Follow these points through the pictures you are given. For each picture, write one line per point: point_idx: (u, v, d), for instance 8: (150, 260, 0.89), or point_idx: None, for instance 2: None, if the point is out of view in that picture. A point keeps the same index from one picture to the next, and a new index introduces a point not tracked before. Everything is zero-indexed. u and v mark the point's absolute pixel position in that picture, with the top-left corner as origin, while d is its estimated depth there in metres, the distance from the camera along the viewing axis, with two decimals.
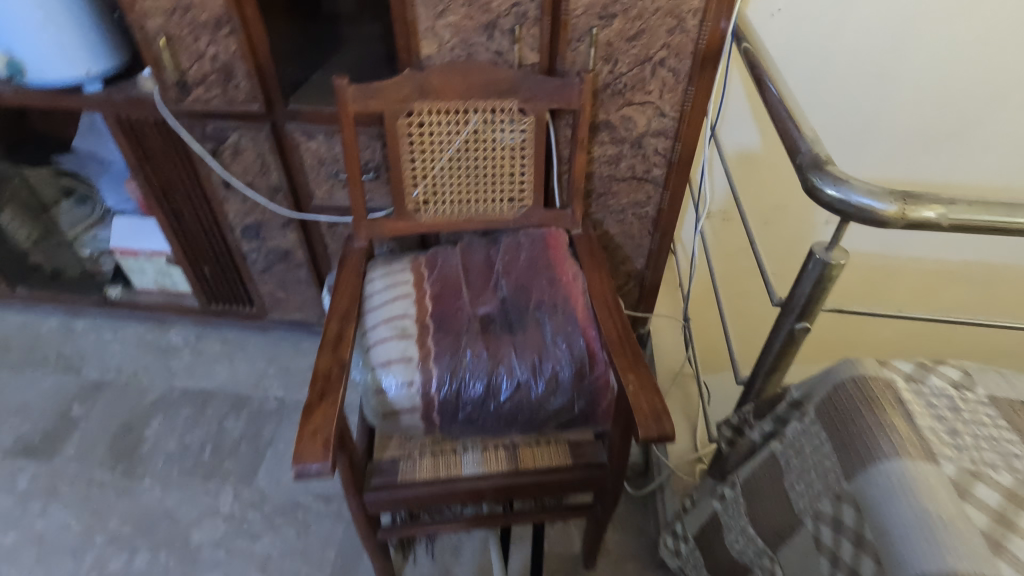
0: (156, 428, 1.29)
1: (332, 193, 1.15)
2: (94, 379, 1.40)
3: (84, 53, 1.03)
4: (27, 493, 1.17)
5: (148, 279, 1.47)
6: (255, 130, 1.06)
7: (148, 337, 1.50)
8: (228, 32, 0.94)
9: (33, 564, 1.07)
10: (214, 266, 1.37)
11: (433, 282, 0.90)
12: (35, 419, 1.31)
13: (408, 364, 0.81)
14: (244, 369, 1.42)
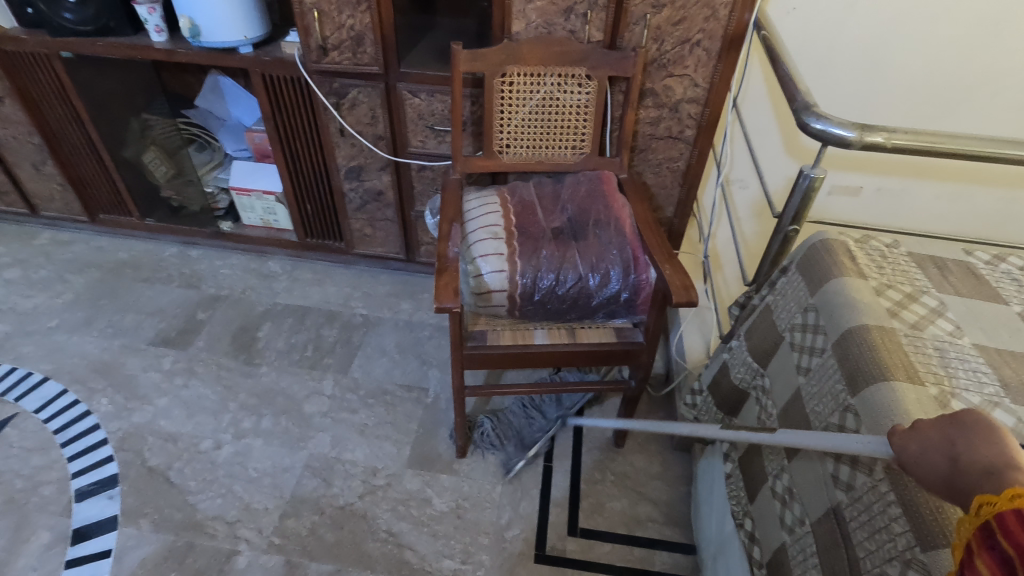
0: (267, 331, 1.58)
1: (426, 142, 1.43)
2: (211, 293, 1.69)
3: (246, 22, 1.33)
4: (171, 371, 1.46)
5: (256, 216, 1.77)
6: (372, 87, 1.35)
7: (252, 264, 1.79)
8: (364, 9, 1.23)
9: (183, 420, 1.35)
10: (315, 204, 1.66)
11: (515, 203, 1.18)
12: (169, 319, 1.60)
13: (500, 257, 1.08)
14: (333, 291, 1.71)
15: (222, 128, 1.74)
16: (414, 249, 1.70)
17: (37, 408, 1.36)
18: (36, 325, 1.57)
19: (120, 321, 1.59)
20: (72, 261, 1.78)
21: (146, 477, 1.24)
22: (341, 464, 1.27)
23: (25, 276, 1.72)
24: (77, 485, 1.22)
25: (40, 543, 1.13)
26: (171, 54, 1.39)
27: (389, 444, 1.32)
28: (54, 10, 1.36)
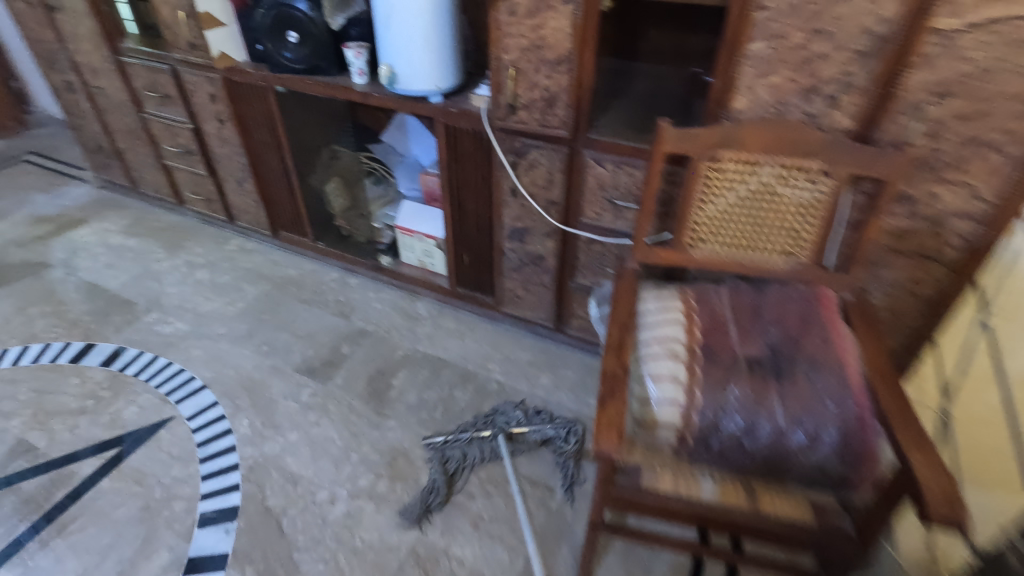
0: (402, 380, 1.53)
1: (601, 216, 1.28)
2: (359, 326, 1.69)
3: (441, 73, 1.31)
4: (308, 404, 1.46)
5: (414, 256, 1.75)
6: (555, 150, 1.23)
7: (401, 303, 1.77)
8: (565, 69, 1.11)
9: (306, 460, 1.33)
10: (473, 257, 1.59)
11: (702, 315, 0.97)
12: (316, 346, 1.63)
13: (677, 384, 0.87)
14: (473, 349, 1.62)
15: (400, 165, 1.75)
16: (565, 320, 1.55)
17: (190, 416, 1.43)
18: (208, 329, 1.69)
19: (275, 340, 1.64)
20: (250, 271, 1.91)
21: (261, 518, 1.21)
22: (458, 493, 1.27)
23: (211, 279, 1.88)
24: (203, 508, 1.23)
25: (159, 564, 1.14)
26: (366, 96, 1.40)
27: (503, 498, 1.25)
28: (278, 49, 1.47)
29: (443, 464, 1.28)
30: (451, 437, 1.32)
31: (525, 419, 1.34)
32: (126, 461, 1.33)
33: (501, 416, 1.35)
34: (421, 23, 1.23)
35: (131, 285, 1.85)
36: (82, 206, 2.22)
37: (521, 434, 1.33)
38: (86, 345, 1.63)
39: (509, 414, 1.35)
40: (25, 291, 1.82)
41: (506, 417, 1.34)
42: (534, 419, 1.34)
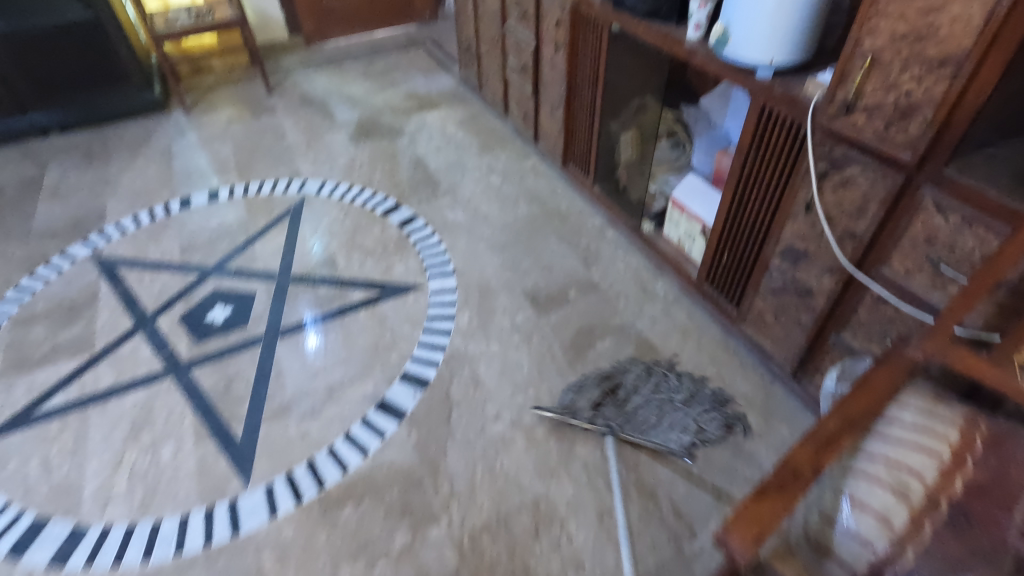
0: (605, 346, 1.51)
1: (910, 274, 0.98)
2: (593, 279, 1.70)
3: (780, 46, 1.10)
4: (518, 328, 1.56)
5: (676, 233, 1.63)
6: (883, 174, 0.95)
7: (643, 275, 1.70)
8: (945, 74, 0.82)
9: (494, 373, 1.45)
10: (733, 259, 1.40)
11: (982, 464, 0.67)
12: (550, 280, 1.71)
13: (882, 526, 0.66)
14: (689, 350, 1.48)
15: (704, 134, 1.62)
16: (807, 370, 1.29)
17: (433, 292, 1.68)
18: (477, 228, 1.91)
19: (521, 260, 1.77)
20: (530, 191, 2.06)
21: (438, 401, 1.39)
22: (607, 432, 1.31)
23: (499, 187, 2.09)
24: (409, 368, 1.47)
25: (364, 391, 1.42)
26: (690, 54, 1.29)
27: (665, 465, 1.25)
28: None
29: (575, 409, 1.33)
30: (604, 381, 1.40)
31: (666, 383, 1.39)
32: (380, 305, 1.64)
33: (646, 376, 1.40)
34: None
35: (444, 169, 2.19)
36: (441, 93, 2.66)
37: (662, 401, 1.34)
38: (395, 205, 2.02)
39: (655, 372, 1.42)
40: (380, 148, 2.32)
41: (650, 376, 1.40)
42: (678, 384, 1.38)
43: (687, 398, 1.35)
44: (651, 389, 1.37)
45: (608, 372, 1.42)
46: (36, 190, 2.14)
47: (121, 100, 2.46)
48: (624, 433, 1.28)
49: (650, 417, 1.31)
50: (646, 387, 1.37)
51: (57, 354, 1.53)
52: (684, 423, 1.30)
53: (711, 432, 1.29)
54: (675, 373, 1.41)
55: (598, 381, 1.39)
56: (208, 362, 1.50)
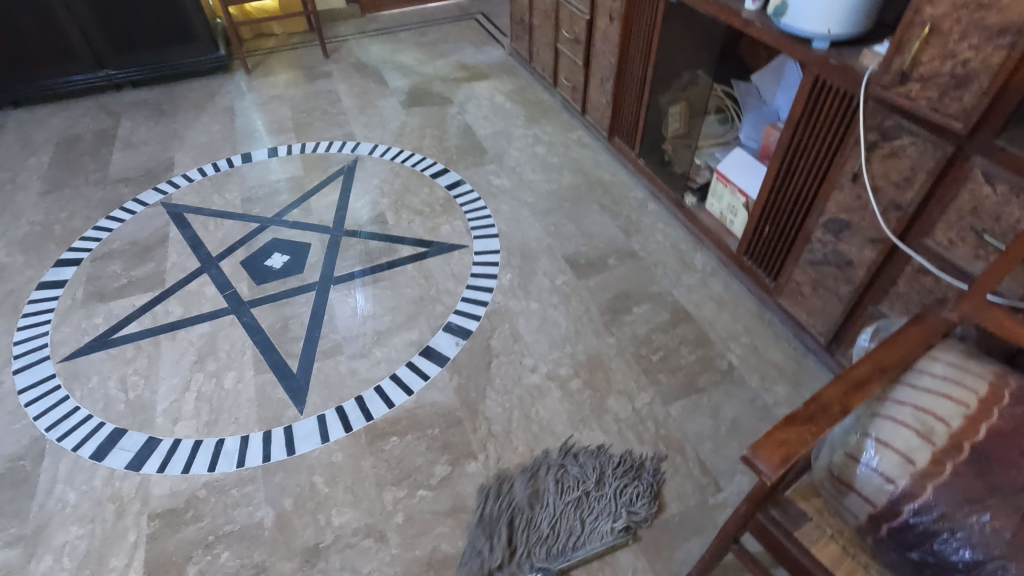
0: (642, 311, 1.55)
1: (952, 245, 1.00)
2: (633, 248, 1.74)
3: (838, 18, 1.11)
4: (558, 290, 1.62)
5: (718, 206, 1.66)
6: (933, 144, 0.97)
7: (683, 246, 1.73)
8: (1004, 43, 0.83)
9: (532, 330, 1.52)
10: (774, 231, 1.43)
11: (1008, 415, 0.71)
12: (590, 247, 1.75)
13: (905, 464, 0.70)
14: (724, 320, 1.52)
15: (753, 110, 1.64)
16: (841, 343, 1.32)
17: (477, 251, 1.75)
18: (521, 194, 1.96)
19: (562, 226, 1.83)
20: (575, 162, 2.09)
21: (478, 352, 1.46)
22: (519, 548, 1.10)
23: (544, 156, 2.14)
24: (452, 320, 1.55)
25: (410, 338, 1.50)
26: (747, 24, 1.31)
27: (694, 423, 1.30)
28: None
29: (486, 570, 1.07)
30: (503, 484, 1.20)
31: (562, 475, 1.21)
32: (426, 261, 1.72)
33: (529, 492, 1.18)
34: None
35: (491, 138, 2.24)
36: (491, 64, 2.71)
37: (563, 507, 1.15)
38: (443, 169, 2.09)
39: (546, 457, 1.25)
40: (430, 115, 2.38)
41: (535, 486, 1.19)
42: (569, 477, 1.20)
43: (589, 477, 1.20)
44: (547, 501, 1.17)
45: (492, 517, 1.14)
46: (112, 140, 2.28)
47: (188, 59, 2.58)
48: (560, 564, 1.08)
49: (565, 533, 1.12)
50: (536, 512, 1.15)
51: (132, 287, 1.66)
52: (599, 513, 1.14)
53: (638, 492, 1.17)
54: (556, 468, 1.22)
55: (491, 522, 1.14)
56: (267, 303, 1.61)
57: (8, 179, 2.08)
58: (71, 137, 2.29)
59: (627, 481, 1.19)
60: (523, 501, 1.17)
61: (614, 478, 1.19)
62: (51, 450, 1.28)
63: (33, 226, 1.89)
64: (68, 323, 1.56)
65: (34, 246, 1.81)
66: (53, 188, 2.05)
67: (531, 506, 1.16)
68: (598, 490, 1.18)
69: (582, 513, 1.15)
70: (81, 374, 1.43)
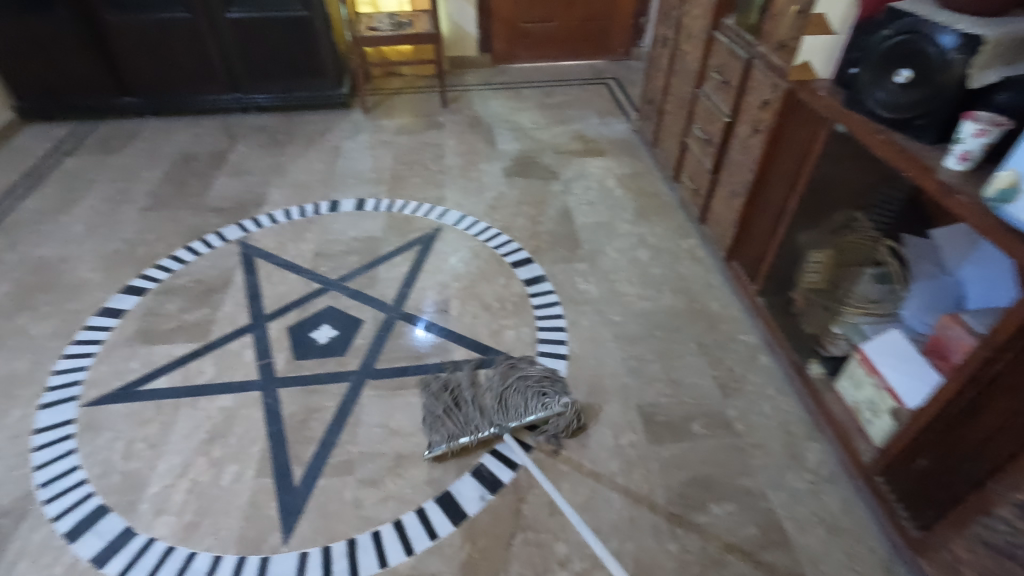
0: (722, 514, 1.20)
1: None
2: (728, 416, 1.39)
3: None
4: (621, 453, 1.31)
5: (854, 394, 1.27)
6: None
7: (795, 430, 1.35)
8: None
9: (576, 502, 1.22)
10: (933, 469, 1.03)
11: None
12: (674, 400, 1.42)
13: None
14: (835, 561, 1.12)
15: (927, 279, 1.23)
16: None
17: None
18: (608, 308, 1.68)
19: (646, 363, 1.52)
20: (680, 280, 1.77)
21: (503, 516, 1.20)
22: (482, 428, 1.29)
23: (645, 264, 1.84)
24: (484, 461, 1.29)
25: (430, 474, 1.27)
26: (944, 190, 0.95)
27: None
28: (871, 84, 1.11)
29: (444, 410, 1.33)
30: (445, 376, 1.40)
31: (523, 367, 1.41)
32: None
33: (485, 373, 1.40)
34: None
35: (590, 229, 1.98)
36: (612, 140, 2.47)
37: (521, 381, 1.37)
38: (527, 258, 1.86)
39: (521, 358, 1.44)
40: (530, 189, 2.18)
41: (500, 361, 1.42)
42: (534, 369, 1.40)
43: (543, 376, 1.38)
44: (509, 374, 1.38)
45: (445, 390, 1.37)
46: (222, 164, 2.33)
47: (314, 92, 2.62)
48: (511, 423, 1.30)
49: (514, 401, 1.33)
50: (490, 380, 1.37)
51: (179, 334, 1.60)
52: (554, 399, 1.32)
53: (556, 392, 1.35)
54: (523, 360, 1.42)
55: (438, 396, 1.36)
56: (297, 385, 1.46)
57: (121, 189, 2.16)
58: (188, 155, 2.37)
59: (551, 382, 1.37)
60: (474, 387, 1.37)
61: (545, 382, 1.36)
62: (33, 515, 1.19)
63: (121, 242, 1.92)
64: (107, 362, 1.52)
65: (113, 265, 1.83)
66: (154, 206, 2.09)
67: (490, 398, 1.34)
68: (519, 374, 1.39)
69: (508, 387, 1.36)
70: (95, 426, 1.36)
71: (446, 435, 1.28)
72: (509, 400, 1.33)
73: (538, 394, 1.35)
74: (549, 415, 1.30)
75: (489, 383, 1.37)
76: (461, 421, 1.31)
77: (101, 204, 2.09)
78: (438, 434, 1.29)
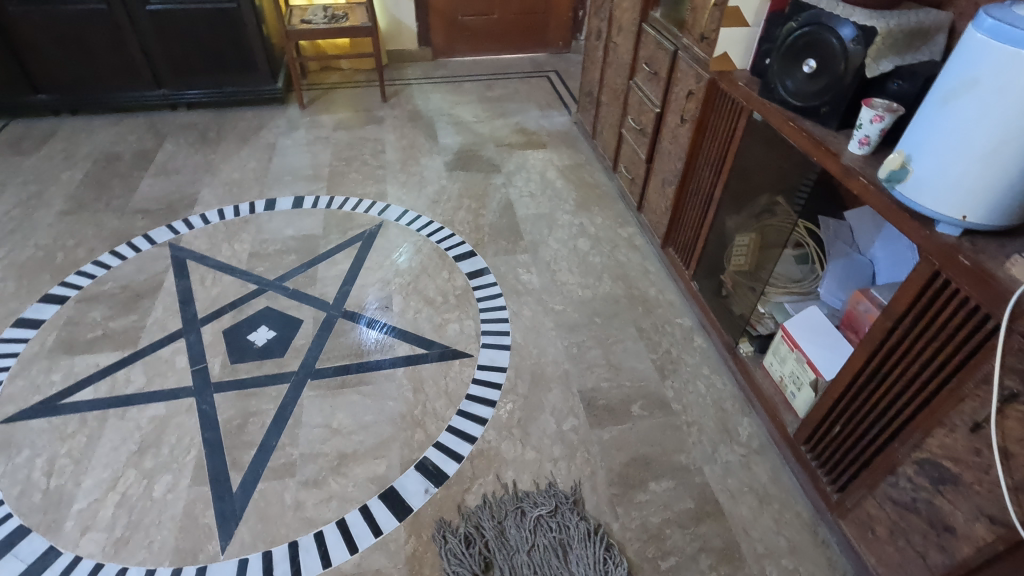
0: (660, 490, 1.25)
1: None
2: (665, 396, 1.44)
3: (984, 200, 0.81)
4: (563, 438, 1.34)
5: (779, 370, 1.33)
6: None
7: (727, 406, 1.41)
8: None
9: (521, 488, 1.24)
10: (845, 435, 1.10)
11: None
12: (614, 384, 1.46)
13: None
14: (765, 527, 1.19)
15: (842, 258, 1.32)
16: None
17: (481, 365, 1.50)
18: (550, 298, 1.70)
19: (587, 350, 1.55)
20: (619, 267, 1.82)
21: (449, 508, 1.20)
22: None
23: (585, 253, 1.87)
24: (428, 454, 1.30)
25: (374, 471, 1.27)
26: (847, 173, 1.01)
27: None
28: (782, 74, 1.17)
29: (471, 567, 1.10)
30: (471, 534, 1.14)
31: (564, 518, 1.18)
32: (420, 367, 1.49)
33: (517, 523, 1.16)
34: (1018, 99, 0.73)
35: (532, 221, 2.00)
36: (552, 133, 2.49)
37: (568, 548, 1.12)
38: (469, 252, 1.86)
39: (559, 504, 1.20)
40: (472, 183, 2.18)
41: (535, 516, 1.17)
42: (582, 528, 1.16)
43: (591, 537, 1.14)
44: (553, 546, 1.13)
45: (472, 559, 1.11)
46: (148, 164, 2.22)
47: (246, 88, 2.53)
48: None
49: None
50: (521, 539, 1.14)
51: (105, 342, 1.52)
52: (605, 555, 1.12)
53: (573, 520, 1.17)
54: (564, 506, 1.19)
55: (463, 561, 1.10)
56: (234, 390, 1.42)
57: (36, 193, 2.03)
58: (111, 155, 2.25)
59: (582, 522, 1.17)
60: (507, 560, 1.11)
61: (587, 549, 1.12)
62: None
63: (37, 249, 1.80)
64: (24, 376, 1.43)
65: (29, 273, 1.72)
66: (73, 209, 1.98)
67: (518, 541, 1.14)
68: (556, 532, 1.15)
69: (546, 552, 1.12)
70: (12, 444, 1.28)
71: None
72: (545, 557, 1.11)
73: (569, 536, 1.15)
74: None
75: (525, 551, 1.12)
76: None
77: (14, 208, 1.96)
78: None
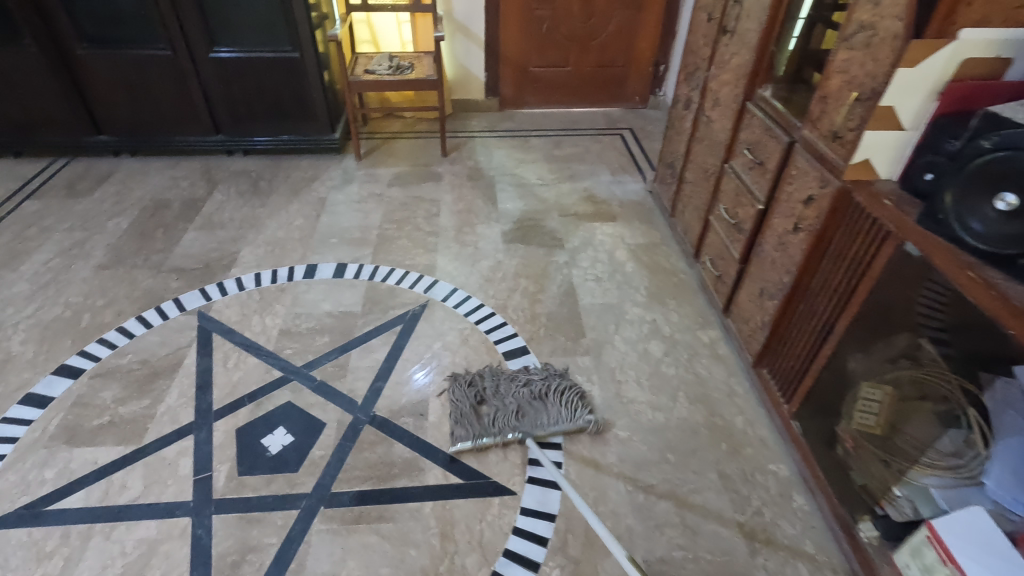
0: None
1: None
2: None
3: None
4: None
5: None
6: None
7: None
8: None
9: None
10: None
11: None
12: (689, 556, 1.16)
13: None
14: None
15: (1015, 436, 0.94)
16: None
17: (526, 509, 1.24)
18: (613, 419, 1.43)
19: (656, 499, 1.26)
20: (698, 384, 1.52)
21: None
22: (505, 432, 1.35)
23: (658, 361, 1.59)
24: None
25: None
26: None
27: None
28: (959, 210, 0.87)
29: (471, 410, 1.40)
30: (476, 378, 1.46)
31: (551, 380, 1.45)
32: (452, 504, 1.24)
33: (513, 376, 1.46)
34: None
35: (596, 313, 1.74)
36: (625, 203, 2.24)
37: (551, 402, 1.40)
38: (522, 347, 1.62)
39: (549, 380, 1.45)
40: (531, 258, 1.95)
41: (526, 376, 1.45)
42: (566, 392, 1.42)
43: (571, 402, 1.40)
44: (537, 398, 1.41)
45: (471, 390, 1.43)
46: (194, 214, 2.12)
47: (304, 136, 2.43)
48: (536, 430, 1.35)
49: (536, 414, 1.38)
50: (512, 391, 1.42)
51: (109, 432, 1.36)
52: (579, 414, 1.38)
53: (559, 384, 1.43)
54: (551, 369, 1.47)
55: (465, 391, 1.43)
56: (236, 511, 1.22)
57: (79, 242, 1.96)
58: (160, 203, 2.17)
59: (569, 392, 1.42)
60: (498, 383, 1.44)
61: (562, 390, 1.43)
62: None
63: (66, 308, 1.70)
64: (17, 468, 1.28)
65: (51, 337, 1.60)
66: (111, 263, 1.88)
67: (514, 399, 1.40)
68: (545, 392, 1.42)
69: (531, 399, 1.40)
70: None
71: (471, 433, 1.35)
72: (532, 409, 1.38)
73: (555, 400, 1.40)
74: (571, 428, 1.36)
75: (513, 393, 1.42)
76: (485, 423, 1.36)
77: (54, 258, 1.88)
78: (464, 430, 1.36)
